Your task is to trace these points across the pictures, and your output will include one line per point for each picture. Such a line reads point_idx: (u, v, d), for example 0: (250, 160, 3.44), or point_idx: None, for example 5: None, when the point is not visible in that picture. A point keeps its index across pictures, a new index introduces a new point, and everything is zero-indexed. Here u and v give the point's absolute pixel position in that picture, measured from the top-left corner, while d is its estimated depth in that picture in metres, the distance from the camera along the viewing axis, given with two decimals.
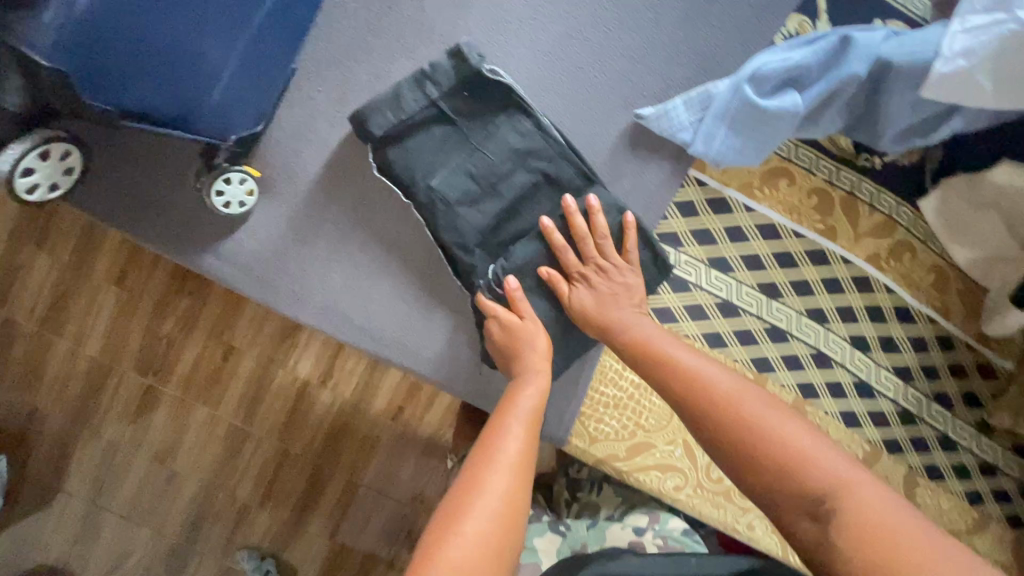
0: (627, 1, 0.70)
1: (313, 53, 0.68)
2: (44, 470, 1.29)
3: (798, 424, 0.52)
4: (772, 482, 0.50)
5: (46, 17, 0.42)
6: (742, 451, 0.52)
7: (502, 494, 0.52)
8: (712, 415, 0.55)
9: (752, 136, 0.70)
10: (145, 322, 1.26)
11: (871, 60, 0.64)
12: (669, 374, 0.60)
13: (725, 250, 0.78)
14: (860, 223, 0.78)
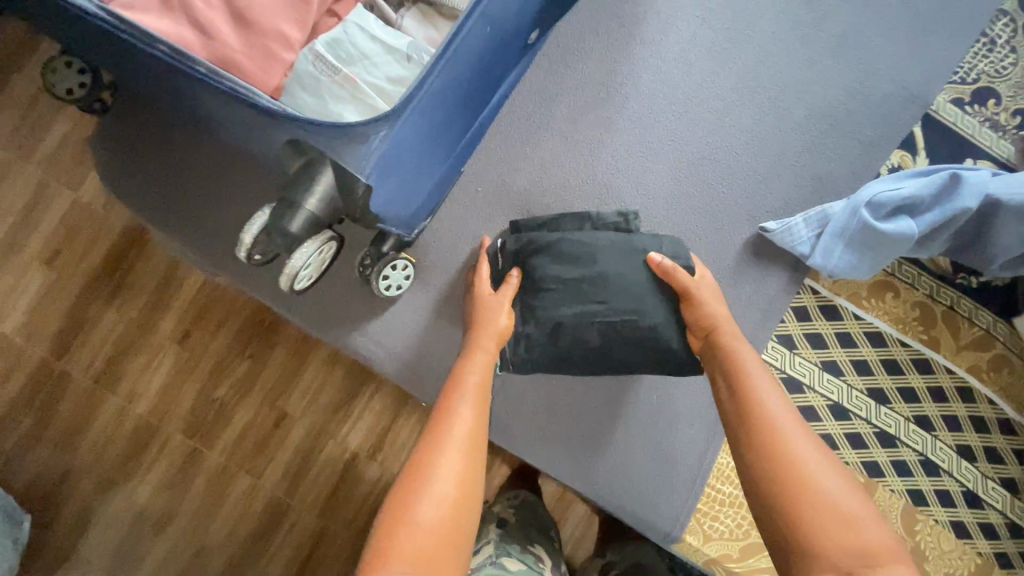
0: (751, 131, 0.80)
1: (477, 161, 0.77)
2: (65, 540, 1.19)
3: (854, 491, 0.53)
4: (817, 528, 0.50)
5: (374, 141, 0.44)
6: (795, 487, 0.53)
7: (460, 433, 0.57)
8: (773, 447, 0.56)
9: (869, 253, 0.77)
10: (201, 381, 1.24)
11: (981, 196, 0.72)
12: (746, 385, 0.61)
13: (835, 354, 0.82)
14: (961, 336, 0.83)
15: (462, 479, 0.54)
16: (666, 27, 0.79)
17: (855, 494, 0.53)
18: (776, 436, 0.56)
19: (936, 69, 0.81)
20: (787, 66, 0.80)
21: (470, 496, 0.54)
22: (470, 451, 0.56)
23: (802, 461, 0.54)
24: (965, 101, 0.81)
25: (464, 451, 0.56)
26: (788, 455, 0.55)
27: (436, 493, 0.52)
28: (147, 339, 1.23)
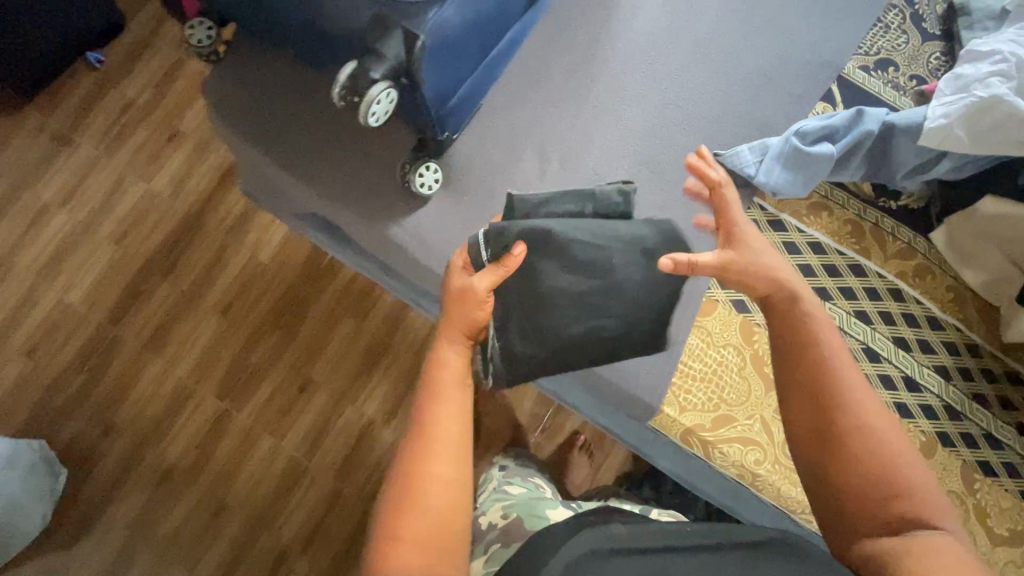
0: (705, 85, 1.03)
1: (491, 99, 0.99)
2: (107, 474, 1.62)
3: (911, 456, 0.60)
4: (867, 492, 0.58)
5: (432, 15, 0.68)
6: (856, 462, 0.59)
7: (446, 427, 0.62)
8: (830, 424, 0.61)
9: (800, 172, 0.97)
10: (237, 352, 1.70)
11: (881, 122, 0.94)
12: (802, 352, 0.65)
13: (784, 258, 0.99)
14: (888, 248, 1.00)
15: (450, 468, 0.60)
16: (636, 8, 1.04)
17: (913, 461, 0.59)
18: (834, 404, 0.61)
19: (845, 45, 1.06)
20: (730, 38, 1.05)
21: (463, 490, 0.60)
22: (455, 442, 0.62)
23: (864, 429, 0.60)
24: (871, 67, 1.05)
25: (450, 440, 0.62)
26: (842, 421, 0.61)
27: (430, 484, 0.59)
28: (194, 312, 1.73)
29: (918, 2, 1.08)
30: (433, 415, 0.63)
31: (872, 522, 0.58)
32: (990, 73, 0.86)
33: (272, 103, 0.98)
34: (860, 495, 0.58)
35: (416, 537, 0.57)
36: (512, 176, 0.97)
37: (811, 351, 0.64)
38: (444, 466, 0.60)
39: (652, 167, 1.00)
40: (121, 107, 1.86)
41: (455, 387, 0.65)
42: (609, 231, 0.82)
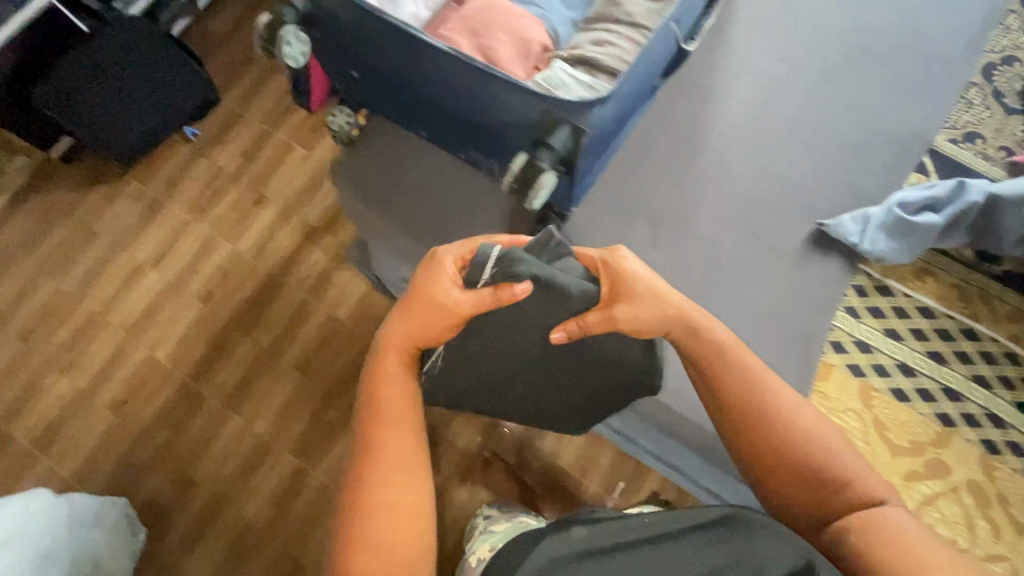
0: (801, 158, 1.09)
1: (603, 174, 1.06)
2: (185, 531, 1.62)
3: (833, 446, 0.70)
4: (801, 484, 0.70)
5: (593, 110, 0.77)
6: (771, 460, 0.70)
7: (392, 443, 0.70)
8: (763, 435, 0.71)
9: (905, 241, 1.01)
10: (315, 408, 1.72)
11: (985, 194, 0.97)
12: (717, 366, 0.73)
13: (894, 323, 1.01)
14: (996, 311, 1.03)
15: (400, 479, 0.68)
16: (734, 88, 1.11)
17: (837, 449, 0.70)
18: (766, 418, 0.71)
19: (933, 119, 1.12)
20: (823, 115, 1.11)
21: (423, 510, 0.68)
22: (400, 450, 0.70)
23: (795, 435, 0.70)
24: (959, 139, 1.11)
25: (398, 454, 0.70)
26: (756, 427, 0.71)
27: (380, 504, 0.66)
28: (273, 368, 1.77)
29: (998, 78, 1.15)
30: (382, 436, 0.71)
31: (815, 507, 0.69)
32: None
33: (401, 182, 1.06)
34: (792, 487, 0.70)
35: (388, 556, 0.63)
36: (627, 243, 1.02)
37: (738, 371, 0.73)
38: (405, 480, 0.68)
39: (758, 234, 1.05)
40: (211, 173, 2.00)
41: (406, 408, 0.73)
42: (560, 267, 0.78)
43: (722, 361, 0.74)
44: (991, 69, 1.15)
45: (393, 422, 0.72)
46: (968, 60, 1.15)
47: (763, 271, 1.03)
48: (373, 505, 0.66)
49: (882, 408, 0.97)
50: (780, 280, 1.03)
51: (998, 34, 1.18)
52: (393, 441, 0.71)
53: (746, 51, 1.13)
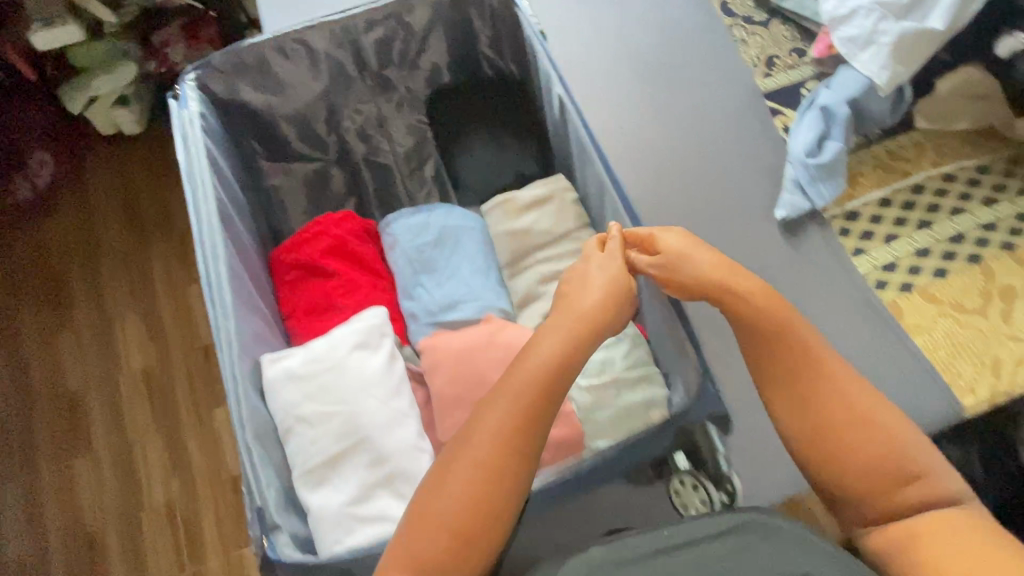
0: (710, 184, 1.13)
1: None
2: None
3: (948, 485, 0.56)
4: (827, 452, 0.59)
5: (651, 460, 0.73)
6: (808, 423, 0.60)
7: (503, 431, 0.56)
8: (795, 373, 0.63)
9: (833, 175, 1.10)
10: None
11: (847, 102, 1.09)
12: (817, 394, 0.61)
13: (883, 229, 1.12)
14: (912, 157, 1.18)
15: (498, 430, 0.56)
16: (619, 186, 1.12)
17: (942, 471, 0.58)
18: (813, 397, 0.61)
19: (741, 70, 1.22)
20: (691, 142, 1.16)
21: (481, 496, 0.54)
22: (533, 407, 0.58)
23: (889, 454, 0.57)
24: (768, 71, 1.23)
25: (502, 443, 0.56)
26: (826, 434, 0.59)
27: (464, 469, 0.54)
28: None
29: (737, 9, 1.29)
30: (489, 407, 0.58)
31: (849, 489, 0.58)
32: (876, 22, 1.06)
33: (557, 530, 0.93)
34: (837, 451, 0.58)
35: (440, 522, 0.53)
36: None
37: (863, 410, 0.60)
38: (492, 474, 0.55)
39: (761, 265, 1.07)
40: None
41: (548, 377, 0.60)
42: (486, 75, 1.03)
43: (742, 307, 0.66)
44: (727, 7, 1.29)
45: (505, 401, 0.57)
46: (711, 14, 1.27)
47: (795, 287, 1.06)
48: (432, 510, 0.53)
49: (945, 293, 1.07)
50: (811, 281, 1.07)
51: None
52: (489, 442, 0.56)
53: None
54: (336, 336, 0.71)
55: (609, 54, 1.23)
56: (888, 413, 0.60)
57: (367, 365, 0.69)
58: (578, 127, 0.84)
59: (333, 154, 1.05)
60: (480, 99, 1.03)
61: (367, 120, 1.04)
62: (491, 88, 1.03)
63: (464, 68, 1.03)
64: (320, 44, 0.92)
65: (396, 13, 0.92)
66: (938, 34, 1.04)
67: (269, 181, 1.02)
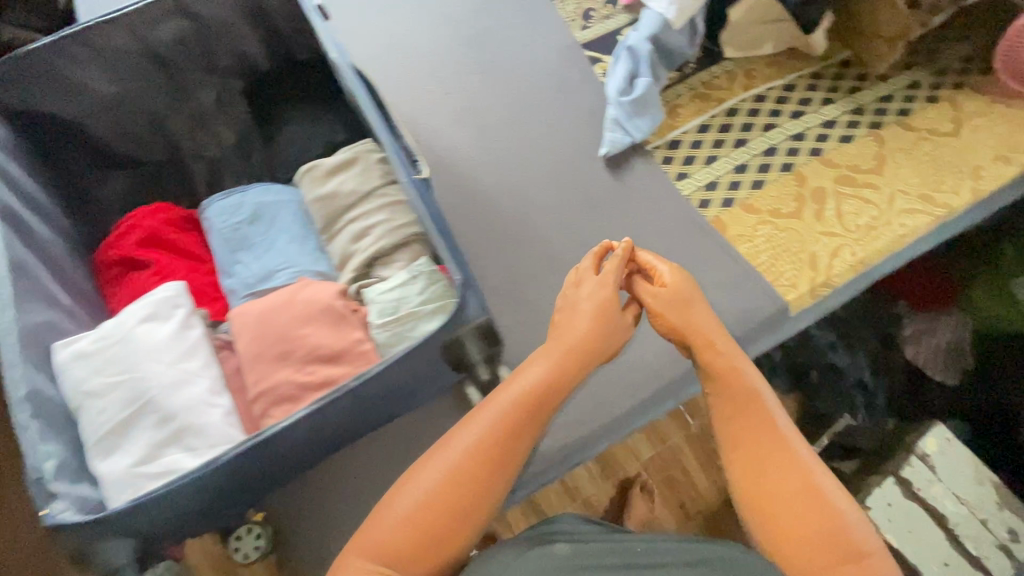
0: (538, 132, 1.18)
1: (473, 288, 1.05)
2: None
3: (859, 525, 0.69)
4: (758, 467, 0.74)
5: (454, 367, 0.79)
6: (750, 451, 0.76)
7: (492, 454, 0.73)
8: (740, 411, 0.79)
9: (647, 109, 1.17)
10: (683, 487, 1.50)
11: (648, 39, 1.16)
12: (754, 420, 0.78)
13: (704, 152, 1.19)
14: (725, 84, 1.26)
15: (490, 464, 0.72)
16: (448, 146, 1.15)
17: (865, 525, 0.69)
18: (761, 424, 0.78)
19: (558, 27, 1.28)
20: (518, 98, 1.21)
21: (455, 512, 0.70)
22: (514, 445, 0.74)
23: (805, 478, 0.72)
24: (586, 23, 1.30)
25: (484, 452, 0.73)
26: (756, 450, 0.76)
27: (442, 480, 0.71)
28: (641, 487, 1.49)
29: None
30: (472, 424, 0.75)
31: (762, 514, 0.72)
32: None
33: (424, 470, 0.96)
34: (762, 470, 0.74)
35: (416, 533, 0.68)
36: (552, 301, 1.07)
37: (795, 441, 0.76)
38: (468, 480, 0.71)
39: (591, 201, 1.13)
40: None
41: (537, 407, 0.77)
42: (297, 58, 1.07)
43: (723, 367, 0.83)
44: None
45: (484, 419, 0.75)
46: None
47: (624, 217, 1.13)
48: (419, 519, 0.69)
49: (763, 203, 1.15)
50: (638, 209, 1.13)
51: None
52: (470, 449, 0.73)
53: (420, 119, 1.17)
54: (126, 311, 0.77)
55: (431, 24, 1.26)
56: (805, 449, 0.76)
57: (156, 334, 0.75)
58: (351, 78, 0.89)
59: (161, 155, 1.07)
60: (298, 87, 1.09)
61: (188, 117, 1.07)
62: (308, 73, 1.09)
63: (273, 53, 1.05)
64: (108, 44, 0.93)
65: (178, 2, 0.93)
66: None
67: (98, 189, 1.04)
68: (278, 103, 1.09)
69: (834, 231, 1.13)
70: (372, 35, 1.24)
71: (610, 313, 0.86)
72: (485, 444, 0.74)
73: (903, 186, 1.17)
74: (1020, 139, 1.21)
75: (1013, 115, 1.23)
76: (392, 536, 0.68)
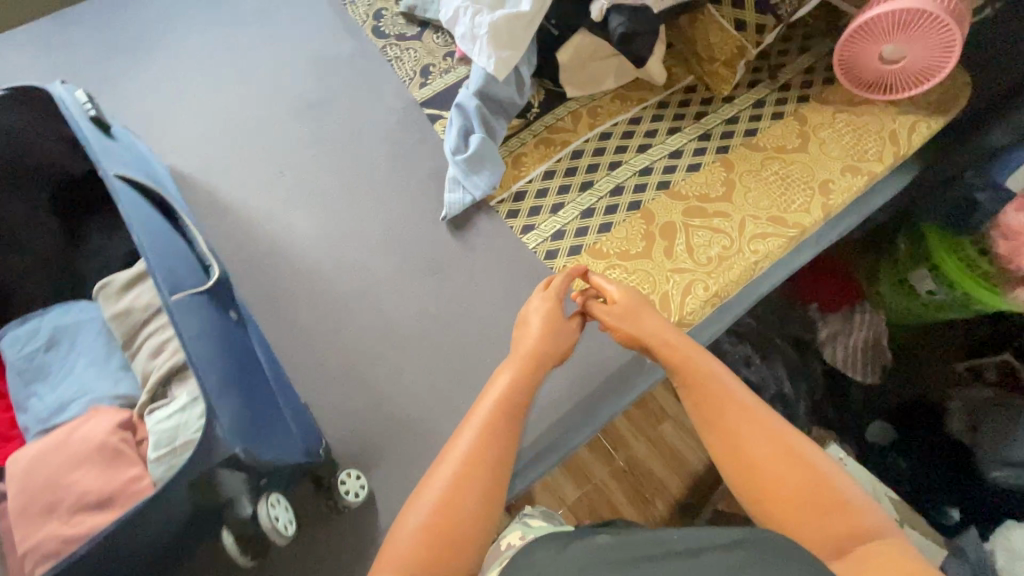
0: (377, 201, 1.15)
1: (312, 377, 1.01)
2: None
3: (838, 477, 0.76)
4: (735, 443, 0.80)
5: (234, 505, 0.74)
6: (726, 432, 0.81)
7: (491, 456, 0.79)
8: (708, 400, 0.84)
9: (485, 165, 1.14)
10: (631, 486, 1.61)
11: (475, 95, 1.14)
12: (721, 401, 0.83)
13: (551, 199, 1.17)
14: (570, 126, 1.24)
15: (488, 463, 0.78)
16: (284, 226, 1.12)
17: (843, 476, 0.77)
18: (726, 402, 0.83)
19: (396, 89, 1.26)
20: (357, 167, 1.18)
21: (470, 512, 0.75)
22: (503, 442, 0.81)
23: (781, 443, 0.78)
24: (424, 81, 1.27)
25: (478, 449, 0.79)
26: (728, 427, 0.81)
27: (448, 488, 0.75)
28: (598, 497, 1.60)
29: (388, 29, 1.33)
30: (467, 436, 0.80)
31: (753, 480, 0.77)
32: (472, 19, 1.12)
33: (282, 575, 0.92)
34: (744, 444, 0.79)
35: (436, 544, 0.72)
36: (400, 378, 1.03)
37: (762, 411, 0.82)
38: (472, 475, 0.77)
39: (433, 266, 1.10)
40: None
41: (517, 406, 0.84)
42: None
43: (686, 364, 0.88)
44: (379, 30, 1.32)
45: (478, 419, 0.82)
46: (363, 42, 1.31)
47: (468, 280, 1.09)
48: (435, 524, 0.73)
49: (612, 246, 1.12)
50: (483, 269, 1.10)
51: (352, 9, 1.35)
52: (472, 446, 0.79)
53: (256, 201, 1.14)
54: None
55: (265, 100, 1.23)
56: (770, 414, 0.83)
57: None
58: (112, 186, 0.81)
59: None
60: None
61: None
62: None
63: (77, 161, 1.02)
64: None
65: None
66: (528, 17, 1.11)
67: None
68: (108, 203, 1.09)
69: (685, 267, 1.10)
70: (201, 118, 1.20)
71: (561, 324, 0.95)
72: (478, 447, 0.79)
73: (754, 210, 1.14)
74: (866, 147, 1.20)
75: (858, 124, 1.22)
76: (412, 549, 0.72)
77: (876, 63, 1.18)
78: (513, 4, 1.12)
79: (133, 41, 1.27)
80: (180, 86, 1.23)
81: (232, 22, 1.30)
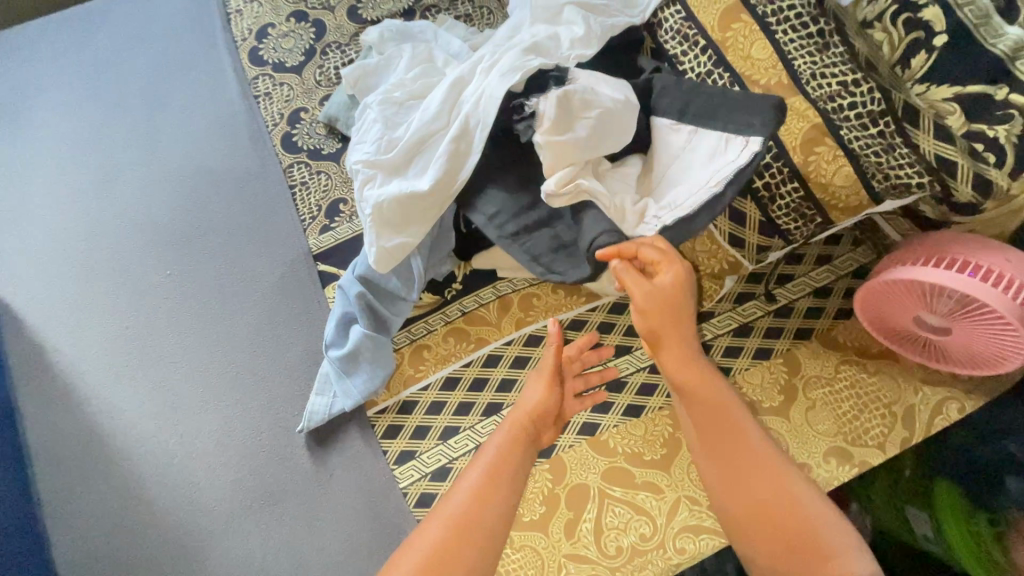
0: (231, 385, 0.92)
1: None
2: None
3: (833, 526, 0.67)
4: (737, 477, 0.72)
5: None
6: (725, 461, 0.74)
7: (485, 518, 0.68)
8: (706, 418, 0.76)
9: (364, 368, 0.90)
10: None
11: (359, 281, 0.91)
12: (728, 429, 0.75)
13: (443, 421, 0.90)
14: (493, 317, 0.97)
15: (476, 520, 0.68)
16: (108, 401, 0.92)
17: (841, 527, 0.67)
18: (735, 430, 0.75)
19: (289, 228, 1.00)
20: (214, 332, 0.95)
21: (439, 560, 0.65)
22: (486, 492, 0.70)
23: (781, 481, 0.70)
24: (326, 222, 1.00)
25: (478, 500, 0.70)
26: (729, 462, 0.73)
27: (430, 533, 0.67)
28: None
29: (302, 140, 1.05)
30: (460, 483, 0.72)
31: (730, 491, 0.73)
32: (362, 186, 0.84)
33: None
34: (744, 478, 0.72)
35: None
36: None
37: (771, 451, 0.73)
38: (470, 536, 0.67)
39: (272, 494, 0.88)
40: None
41: (518, 465, 0.75)
42: None
43: (697, 395, 0.77)
44: (290, 139, 1.05)
45: (471, 478, 0.72)
46: (266, 153, 1.05)
47: (309, 523, 0.86)
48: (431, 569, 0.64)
49: None
50: (332, 510, 0.87)
51: (265, 105, 1.07)
52: (471, 499, 0.70)
53: (78, 364, 0.93)
54: None
55: (123, 216, 1.01)
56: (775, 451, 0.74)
57: None
58: None
59: None
60: None
61: None
62: None
63: None
64: None
65: None
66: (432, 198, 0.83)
67: None
68: None
69: (583, 555, 0.85)
70: (45, 232, 1.00)
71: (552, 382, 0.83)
72: (465, 499, 0.69)
73: (694, 489, 0.87)
74: (866, 424, 0.90)
75: (864, 385, 0.92)
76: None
77: (931, 339, 0.86)
78: (415, 175, 0.84)
79: (9, 120, 1.08)
80: (41, 186, 1.03)
81: (118, 107, 1.07)
